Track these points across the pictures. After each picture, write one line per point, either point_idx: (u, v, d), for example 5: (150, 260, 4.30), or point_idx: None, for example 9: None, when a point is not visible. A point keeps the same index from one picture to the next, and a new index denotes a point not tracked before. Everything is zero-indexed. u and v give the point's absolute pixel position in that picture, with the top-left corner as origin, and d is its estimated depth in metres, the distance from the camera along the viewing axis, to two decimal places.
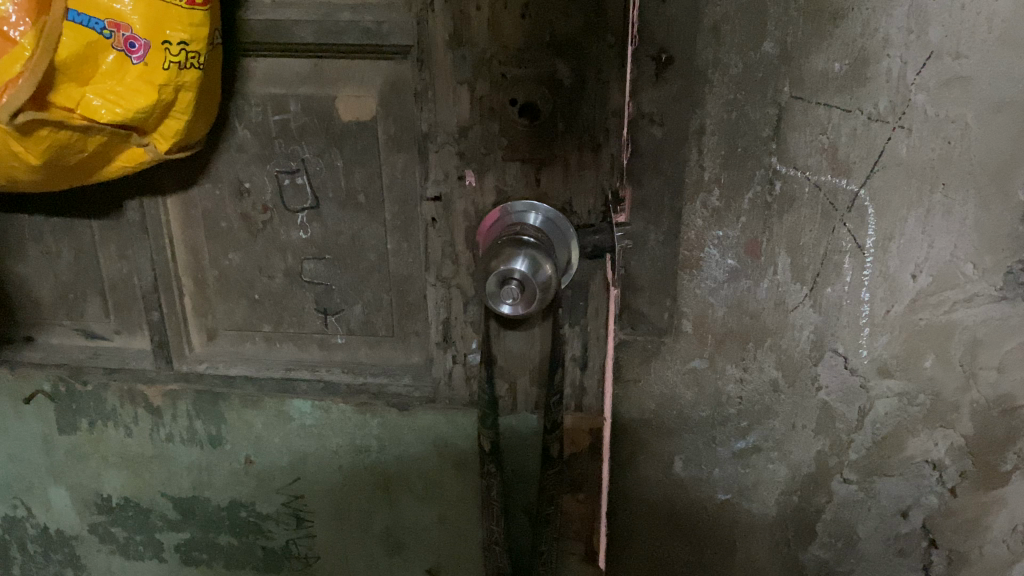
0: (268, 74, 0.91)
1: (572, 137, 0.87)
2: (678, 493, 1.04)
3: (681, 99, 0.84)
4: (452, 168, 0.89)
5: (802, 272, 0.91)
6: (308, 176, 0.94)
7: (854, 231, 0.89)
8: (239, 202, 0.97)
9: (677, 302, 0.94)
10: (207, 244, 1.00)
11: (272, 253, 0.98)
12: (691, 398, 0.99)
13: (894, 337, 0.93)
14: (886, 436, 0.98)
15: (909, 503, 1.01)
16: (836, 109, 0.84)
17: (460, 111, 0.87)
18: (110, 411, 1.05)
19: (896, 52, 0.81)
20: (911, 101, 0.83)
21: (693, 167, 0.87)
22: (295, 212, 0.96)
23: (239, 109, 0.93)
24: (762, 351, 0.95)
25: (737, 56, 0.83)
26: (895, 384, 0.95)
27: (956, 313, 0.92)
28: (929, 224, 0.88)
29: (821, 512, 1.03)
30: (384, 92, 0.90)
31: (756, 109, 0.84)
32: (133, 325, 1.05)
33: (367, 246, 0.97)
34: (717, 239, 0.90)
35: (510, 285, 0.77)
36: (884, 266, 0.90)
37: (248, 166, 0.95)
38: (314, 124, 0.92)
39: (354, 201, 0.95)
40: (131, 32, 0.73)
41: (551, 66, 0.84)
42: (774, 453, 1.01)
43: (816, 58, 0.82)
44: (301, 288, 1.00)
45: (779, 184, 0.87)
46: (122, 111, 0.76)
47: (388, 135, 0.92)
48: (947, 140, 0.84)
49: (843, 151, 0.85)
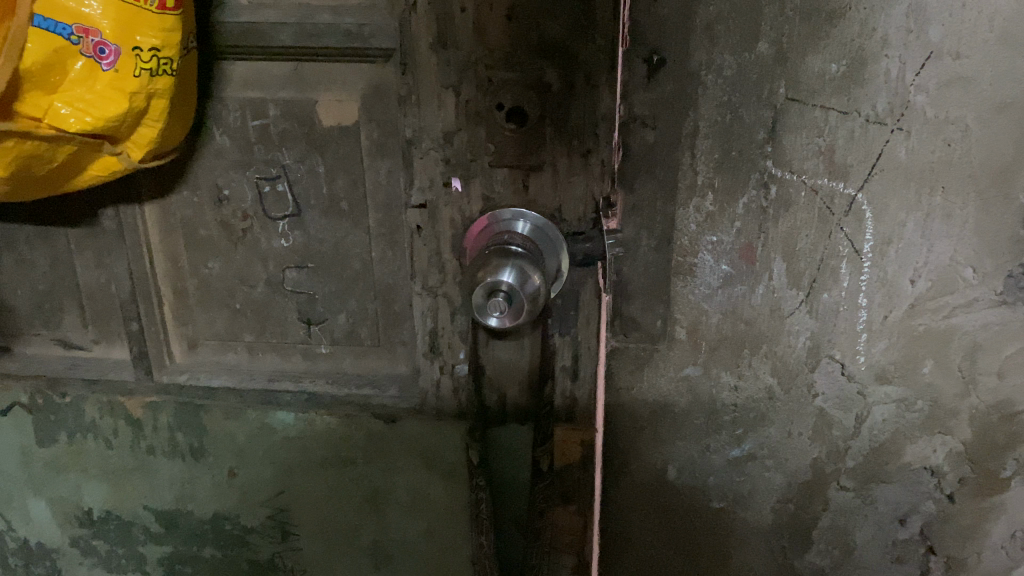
0: (247, 78, 0.88)
1: (560, 143, 0.82)
2: (674, 502, 1.06)
3: (673, 102, 0.86)
4: (437, 174, 0.86)
5: (798, 278, 0.93)
6: (289, 182, 0.91)
7: (851, 235, 0.91)
8: (218, 209, 0.94)
9: (671, 307, 0.96)
10: (186, 252, 0.97)
11: (254, 261, 0.95)
12: (685, 405, 1.01)
13: (892, 343, 0.96)
14: (883, 443, 1.01)
15: (907, 509, 1.05)
16: (833, 110, 0.86)
17: (445, 116, 0.83)
18: (90, 424, 1.02)
19: (895, 52, 0.83)
20: (909, 102, 0.85)
21: (686, 171, 0.89)
22: (276, 220, 0.93)
23: (217, 114, 0.90)
24: (757, 358, 0.98)
25: (732, 57, 0.84)
26: (892, 389, 0.98)
27: (955, 318, 0.95)
28: (929, 227, 0.90)
29: (818, 519, 1.06)
30: (367, 95, 0.87)
31: (751, 111, 0.86)
32: (111, 335, 1.02)
33: (351, 255, 0.94)
34: (711, 243, 0.92)
35: (497, 298, 0.74)
36: (882, 270, 0.93)
37: (227, 173, 0.92)
38: (294, 129, 0.89)
39: (337, 208, 0.92)
40: (101, 38, 0.70)
41: (540, 70, 0.80)
42: (770, 460, 1.03)
43: (813, 59, 0.84)
44: (284, 297, 0.97)
45: (774, 187, 0.89)
46: (92, 119, 0.73)
47: (372, 139, 0.88)
48: (947, 142, 0.86)
49: (840, 155, 0.88)
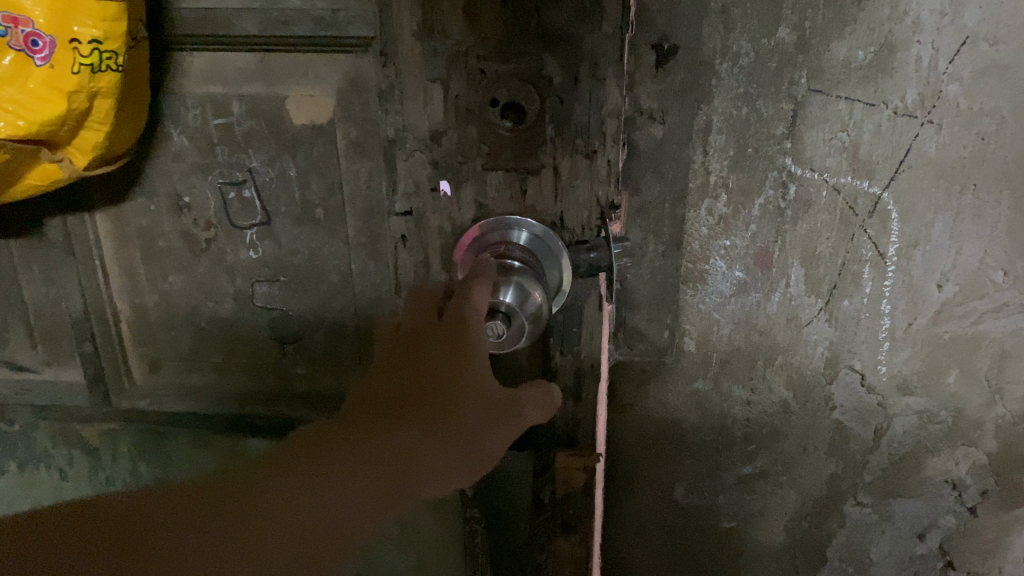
0: (207, 71, 0.79)
1: (562, 144, 0.74)
2: (681, 520, 1.00)
3: (684, 94, 0.78)
4: (424, 178, 0.77)
5: (817, 284, 0.85)
6: (256, 188, 0.83)
7: (875, 238, 0.83)
8: (178, 218, 0.86)
9: (679, 318, 0.88)
10: (143, 266, 0.89)
11: (219, 274, 0.88)
12: (694, 421, 0.94)
13: (915, 352, 0.88)
14: (904, 456, 0.94)
15: (927, 524, 0.98)
16: (859, 102, 0.77)
17: (432, 113, 0.74)
18: (43, 453, 1.02)
19: (927, 38, 0.74)
20: (942, 92, 0.76)
21: (698, 170, 0.81)
22: (243, 229, 0.85)
23: (174, 112, 0.81)
24: (772, 370, 0.90)
25: (748, 44, 0.76)
26: (915, 401, 0.91)
27: (983, 324, 0.87)
28: (959, 228, 0.82)
29: (833, 536, 0.99)
30: (343, 90, 0.78)
31: (769, 103, 0.78)
32: (64, 356, 0.94)
33: (329, 267, 0.86)
34: (724, 248, 0.84)
35: (496, 319, 0.68)
36: (907, 275, 0.84)
37: (187, 177, 0.83)
38: (262, 128, 0.80)
39: (312, 215, 0.84)
40: (33, 28, 0.61)
41: (539, 61, 0.70)
42: (784, 477, 0.96)
43: (838, 46, 0.75)
44: (254, 313, 0.89)
45: (793, 187, 0.81)
46: (25, 123, 0.63)
47: (349, 139, 0.79)
48: (981, 136, 0.78)
49: (865, 150, 0.79)
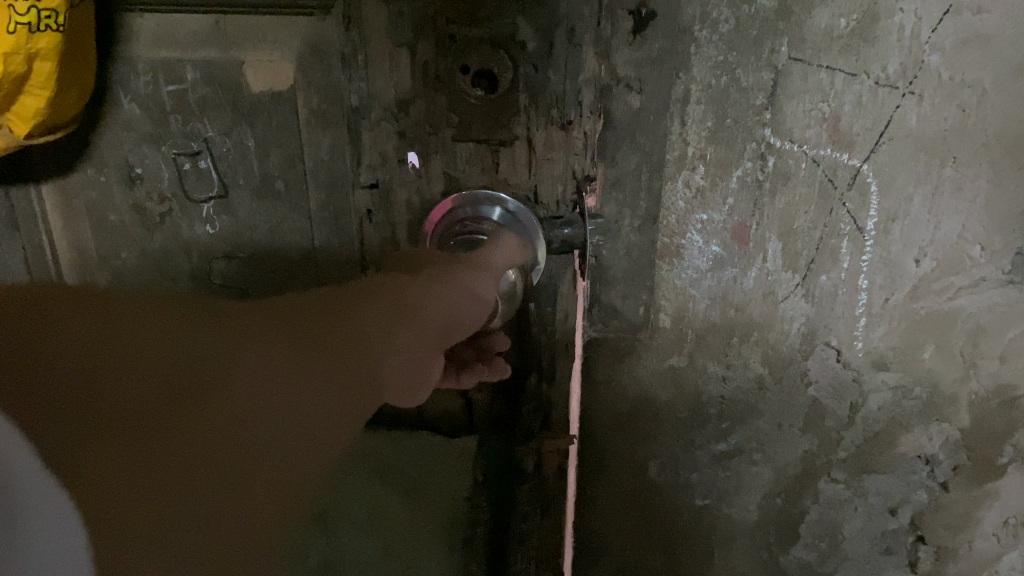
0: (159, 34, 0.75)
1: (537, 115, 0.76)
2: (654, 498, 0.99)
3: (661, 62, 0.74)
4: (390, 150, 0.78)
5: (795, 259, 0.82)
6: (212, 159, 0.80)
7: (854, 212, 0.80)
8: (130, 190, 0.83)
9: (654, 294, 0.86)
10: (94, 241, 0.87)
11: (175, 250, 0.86)
12: (668, 398, 0.92)
13: (892, 328, 0.86)
14: (878, 432, 0.92)
15: (899, 499, 0.96)
16: (840, 72, 0.74)
17: (398, 81, 0.75)
18: None
19: (911, 6, 0.71)
20: (924, 62, 0.73)
21: (675, 141, 0.78)
22: (199, 203, 0.83)
23: (123, 79, 0.78)
24: (747, 346, 0.88)
25: (729, 10, 0.72)
26: (890, 376, 0.88)
27: (959, 299, 0.84)
28: (938, 202, 0.79)
29: (806, 512, 0.97)
30: (303, 55, 0.75)
31: (749, 72, 0.75)
32: None
33: (290, 243, 0.84)
34: (701, 222, 0.82)
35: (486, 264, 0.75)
36: (885, 250, 0.82)
37: (138, 148, 0.81)
38: (217, 95, 0.77)
39: (271, 188, 0.81)
40: None
41: (512, 25, 0.72)
42: (758, 454, 0.94)
43: (820, 13, 0.72)
44: (212, 290, 0.87)
45: (772, 159, 0.78)
46: None
47: (310, 107, 0.77)
48: (962, 108, 0.75)
49: (846, 122, 0.76)
